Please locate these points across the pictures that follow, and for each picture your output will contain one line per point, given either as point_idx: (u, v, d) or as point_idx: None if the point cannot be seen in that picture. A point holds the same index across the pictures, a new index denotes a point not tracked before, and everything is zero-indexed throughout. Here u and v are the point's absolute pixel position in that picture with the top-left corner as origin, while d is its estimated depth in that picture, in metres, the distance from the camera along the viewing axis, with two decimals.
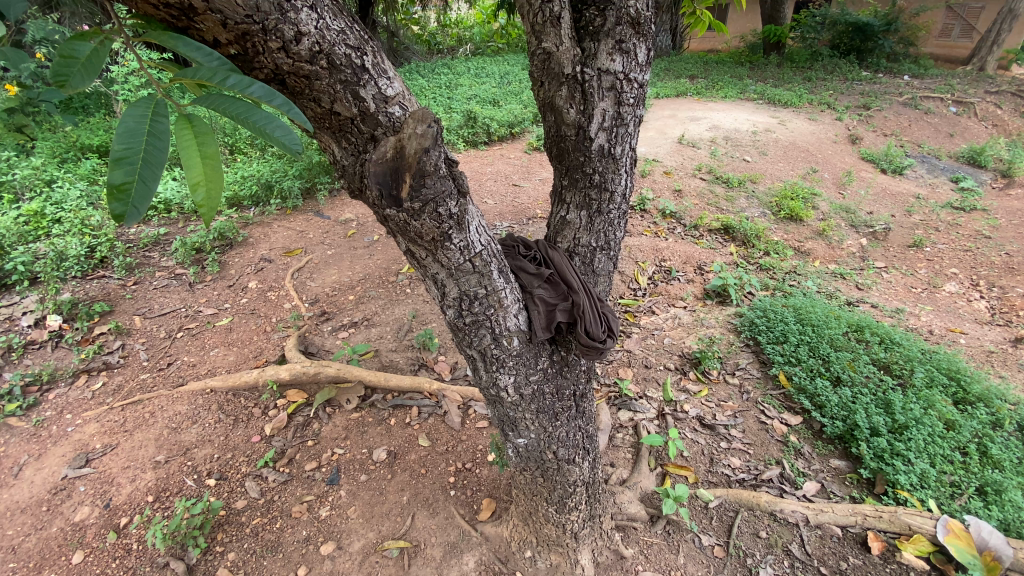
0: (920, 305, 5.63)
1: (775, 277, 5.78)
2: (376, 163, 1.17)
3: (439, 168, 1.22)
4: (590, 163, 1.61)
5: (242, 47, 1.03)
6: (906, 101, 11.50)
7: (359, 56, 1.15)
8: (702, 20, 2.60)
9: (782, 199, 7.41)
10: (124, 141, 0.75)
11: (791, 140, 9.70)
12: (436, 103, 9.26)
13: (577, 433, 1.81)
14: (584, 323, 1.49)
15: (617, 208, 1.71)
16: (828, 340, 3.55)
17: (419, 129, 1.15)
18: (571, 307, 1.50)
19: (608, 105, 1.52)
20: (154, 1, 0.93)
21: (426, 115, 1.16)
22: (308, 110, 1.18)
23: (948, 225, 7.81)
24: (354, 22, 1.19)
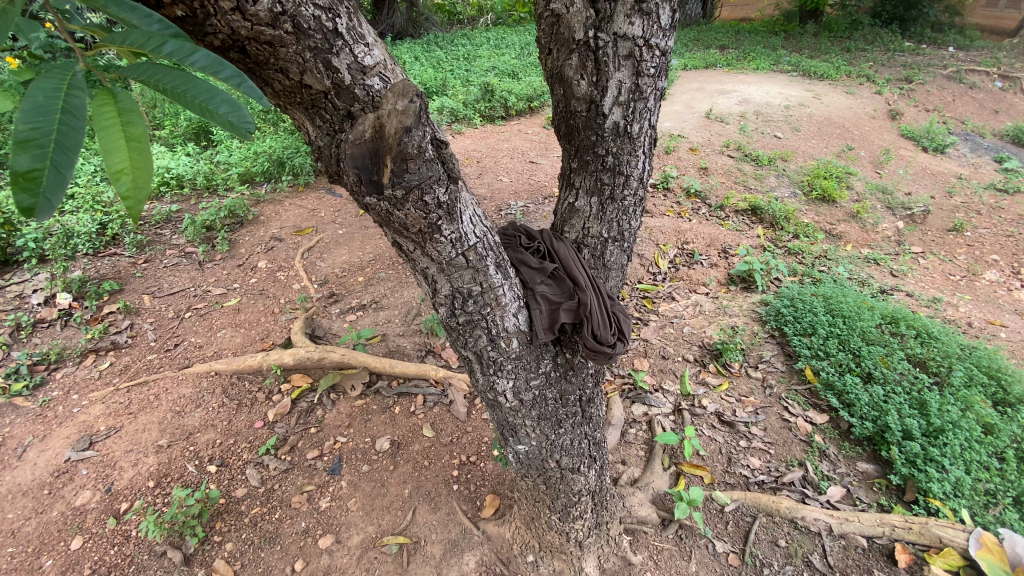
0: (958, 293, 5.29)
1: (803, 262, 5.50)
2: (352, 143, 1.02)
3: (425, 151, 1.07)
4: (603, 142, 1.43)
5: (190, 8, 0.88)
6: (951, 75, 10.79)
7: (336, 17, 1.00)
8: None
9: (815, 178, 7.04)
10: (32, 117, 0.57)
11: (825, 116, 9.19)
12: (454, 75, 8.99)
13: (583, 441, 1.68)
14: (592, 328, 1.34)
15: (632, 195, 1.53)
16: (859, 333, 3.35)
17: (399, 106, 1.00)
18: (579, 309, 1.35)
19: (624, 76, 1.33)
20: None
21: (408, 92, 1.01)
22: (277, 83, 1.04)
23: (992, 208, 7.33)
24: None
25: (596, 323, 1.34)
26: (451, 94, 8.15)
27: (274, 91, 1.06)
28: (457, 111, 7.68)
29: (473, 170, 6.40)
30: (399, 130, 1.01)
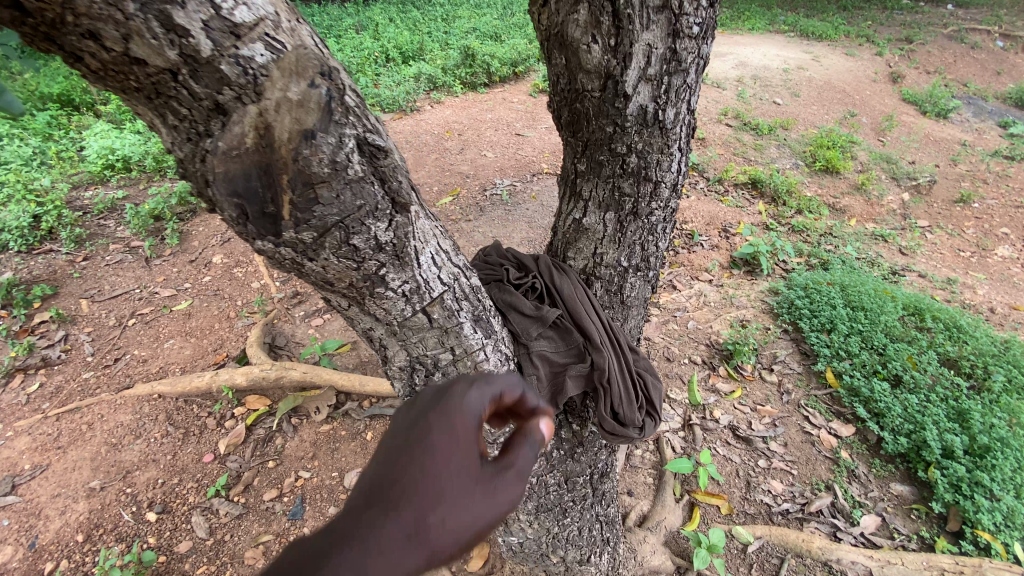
0: (970, 272, 5.01)
1: (809, 240, 5.15)
2: (226, 154, 0.64)
3: (347, 165, 0.70)
4: (623, 137, 1.03)
5: None
6: (952, 34, 10.33)
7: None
8: None
9: (817, 148, 6.63)
10: None
11: (825, 79, 8.72)
12: (431, 38, 8.30)
13: (593, 525, 1.40)
14: (614, 402, 1.08)
15: (660, 209, 1.15)
16: (882, 328, 3.04)
17: (292, 92, 0.63)
18: (598, 378, 1.07)
19: (656, 39, 0.91)
20: None
21: (309, 67, 0.64)
22: (89, 57, 0.59)
23: (998, 177, 7.03)
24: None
25: (619, 399, 1.08)
26: (428, 60, 7.50)
27: (90, 71, 0.61)
28: (435, 78, 7.07)
29: (454, 144, 5.87)
30: (300, 131, 0.64)
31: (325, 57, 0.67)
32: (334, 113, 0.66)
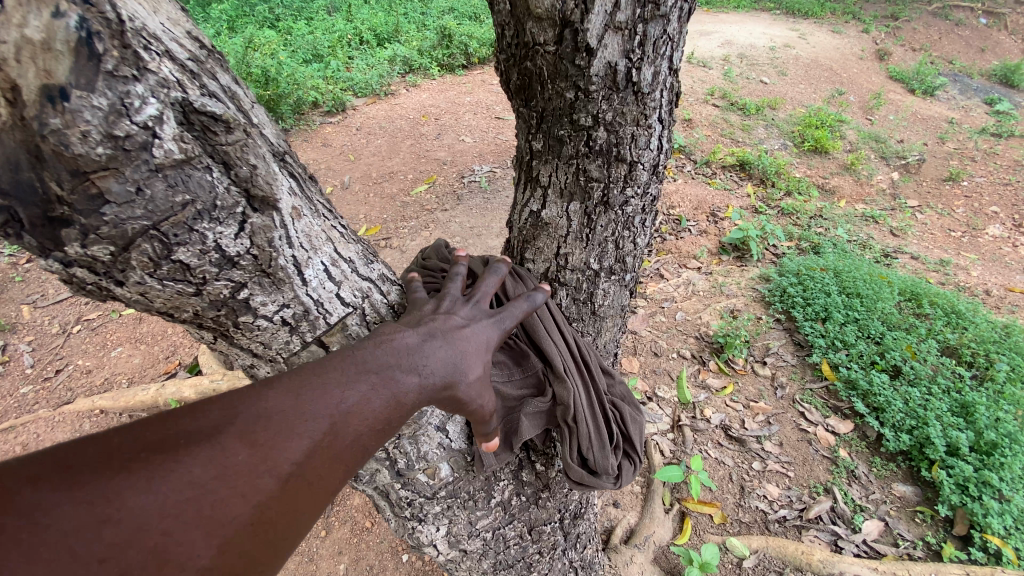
0: (962, 253, 4.89)
1: (799, 223, 4.99)
2: None
3: (151, 141, 0.59)
4: (588, 102, 1.00)
5: None
6: (938, 10, 10.18)
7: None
8: None
9: (806, 128, 6.45)
10: None
11: (813, 57, 8.52)
12: (407, 18, 7.94)
13: (540, 550, 1.53)
14: (581, 445, 1.11)
15: (633, 194, 1.18)
16: (879, 316, 2.89)
17: (31, 31, 0.48)
18: (568, 421, 1.09)
19: None
20: None
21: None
22: None
23: (986, 154, 6.92)
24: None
25: (589, 444, 1.11)
26: (403, 42, 7.17)
27: None
28: (411, 61, 6.76)
29: (430, 129, 5.59)
30: (45, 86, 0.50)
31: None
32: (105, 61, 0.54)
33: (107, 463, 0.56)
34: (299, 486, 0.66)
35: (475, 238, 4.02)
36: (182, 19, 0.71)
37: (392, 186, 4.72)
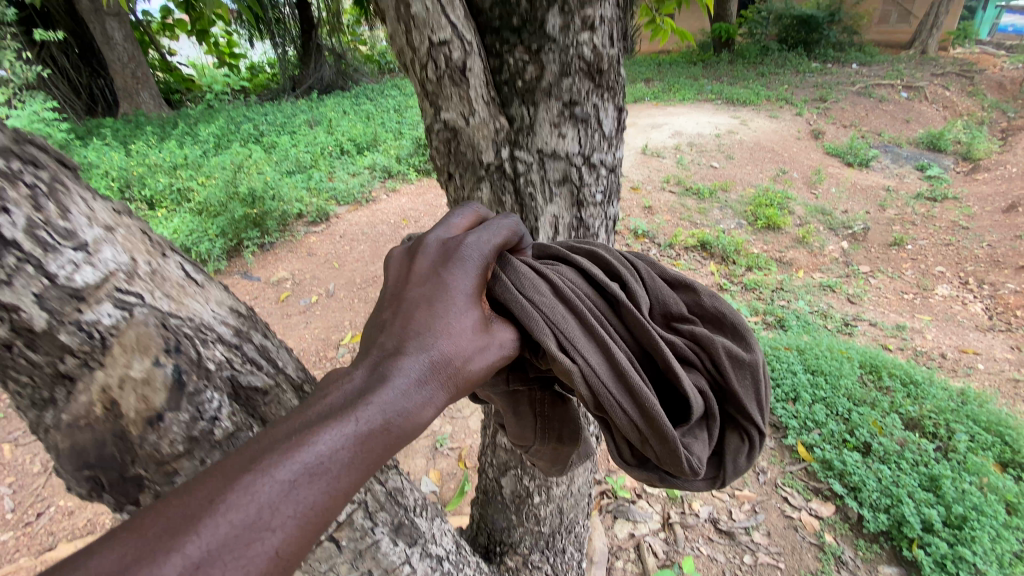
0: (916, 315, 5.20)
1: (762, 297, 5.25)
2: (74, 428, 0.80)
3: (212, 424, 0.91)
4: None
5: None
6: (860, 91, 11.40)
7: (25, 228, 0.73)
8: (663, 28, 2.32)
9: (757, 208, 6.95)
10: None
11: (755, 140, 9.38)
12: (384, 128, 8.61)
13: None
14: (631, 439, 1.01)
15: None
16: (844, 393, 3.05)
17: (137, 374, 0.81)
18: (601, 411, 1.00)
19: (559, 210, 1.47)
20: None
21: (151, 346, 0.82)
22: None
23: (925, 218, 7.46)
24: (28, 142, 0.79)
25: (637, 435, 0.99)
26: (382, 151, 7.75)
27: None
28: (390, 168, 7.24)
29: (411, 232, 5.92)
30: (146, 414, 0.82)
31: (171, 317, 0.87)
32: (188, 385, 0.87)
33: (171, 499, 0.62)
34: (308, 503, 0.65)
35: None
36: (226, 299, 1.01)
37: (375, 290, 4.91)
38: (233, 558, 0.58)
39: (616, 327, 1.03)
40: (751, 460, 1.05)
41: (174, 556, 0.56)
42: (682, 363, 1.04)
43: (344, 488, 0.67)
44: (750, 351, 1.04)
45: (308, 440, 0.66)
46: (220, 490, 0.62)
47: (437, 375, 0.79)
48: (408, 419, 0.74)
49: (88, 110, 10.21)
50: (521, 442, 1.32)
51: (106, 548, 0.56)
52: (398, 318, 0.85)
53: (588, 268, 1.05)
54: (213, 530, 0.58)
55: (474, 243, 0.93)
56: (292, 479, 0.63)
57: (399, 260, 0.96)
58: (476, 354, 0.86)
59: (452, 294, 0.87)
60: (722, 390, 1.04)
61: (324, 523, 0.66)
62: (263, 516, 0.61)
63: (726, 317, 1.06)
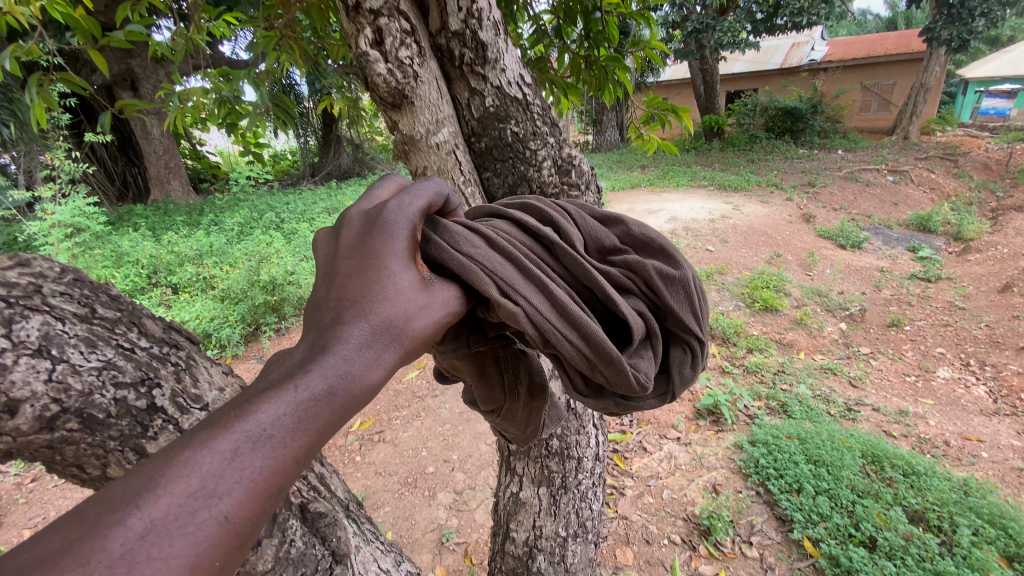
0: (919, 399, 5.19)
1: (766, 380, 5.06)
2: None
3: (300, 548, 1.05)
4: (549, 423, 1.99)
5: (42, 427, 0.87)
6: (847, 176, 11.96)
7: (171, 397, 1.02)
8: (651, 142, 2.67)
9: (754, 289, 6.94)
10: None
11: (749, 226, 9.63)
12: None
13: None
14: (582, 370, 0.98)
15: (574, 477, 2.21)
16: (847, 484, 3.10)
17: None
18: (549, 347, 0.96)
19: None
20: None
21: None
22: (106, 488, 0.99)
23: (920, 299, 7.44)
24: (175, 331, 1.13)
25: (587, 365, 0.96)
26: None
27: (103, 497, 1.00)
28: None
29: None
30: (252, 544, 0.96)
31: None
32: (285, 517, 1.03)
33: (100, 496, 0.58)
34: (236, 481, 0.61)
35: (465, 423, 4.24)
36: None
37: None
38: (183, 527, 0.57)
39: (556, 266, 1.00)
40: (695, 368, 1.06)
41: (120, 531, 0.55)
42: (620, 291, 1.01)
43: (293, 451, 0.65)
44: (679, 268, 1.03)
45: (247, 413, 0.65)
46: (161, 470, 0.60)
47: (382, 336, 0.76)
48: (356, 379, 0.71)
49: (119, 196, 11.02)
50: (492, 402, 1.37)
51: (49, 530, 0.55)
52: (331, 288, 0.81)
53: (520, 218, 1.02)
54: (162, 504, 0.58)
55: (397, 208, 0.88)
56: (235, 448, 0.62)
57: (326, 240, 0.92)
58: (421, 313, 0.83)
59: (384, 258, 0.83)
60: (658, 309, 1.03)
61: (280, 487, 0.64)
62: (208, 485, 0.60)
63: (652, 241, 1.04)
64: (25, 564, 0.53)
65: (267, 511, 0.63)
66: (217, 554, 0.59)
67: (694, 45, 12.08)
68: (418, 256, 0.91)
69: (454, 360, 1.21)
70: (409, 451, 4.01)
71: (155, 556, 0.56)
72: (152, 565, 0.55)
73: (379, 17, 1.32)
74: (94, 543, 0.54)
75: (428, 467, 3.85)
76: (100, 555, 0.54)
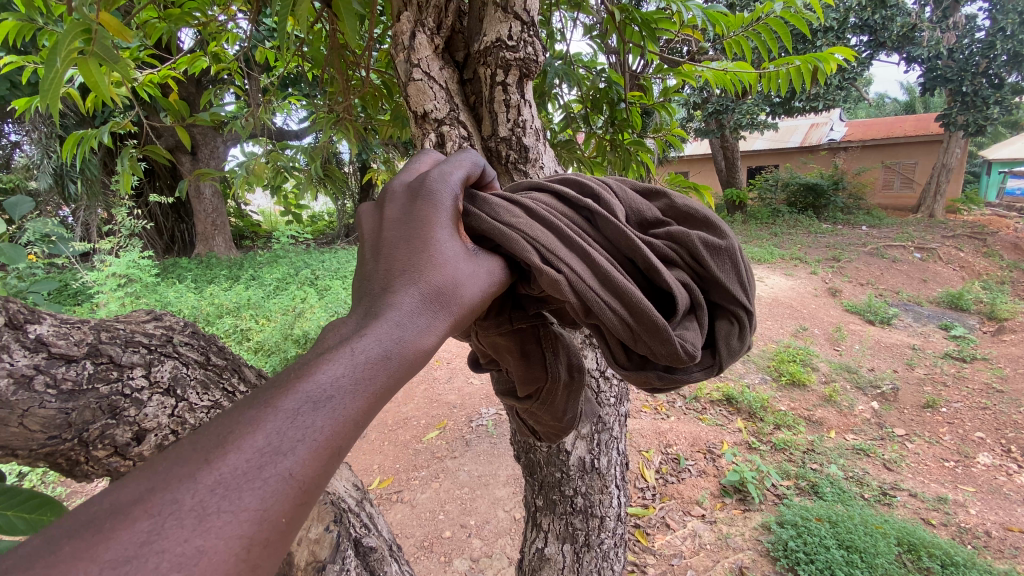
0: (958, 486, 4.92)
1: (794, 459, 4.85)
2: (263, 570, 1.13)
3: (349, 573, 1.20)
4: (574, 479, 2.11)
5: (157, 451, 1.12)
6: (873, 251, 11.84)
7: None
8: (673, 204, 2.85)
9: (780, 363, 6.66)
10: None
11: (773, 297, 9.46)
12: None
13: None
14: (623, 341, 0.96)
15: (601, 534, 2.27)
16: (883, 572, 3.12)
17: (313, 534, 1.15)
18: (591, 317, 0.95)
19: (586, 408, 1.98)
20: (47, 435, 0.97)
21: (323, 513, 1.19)
22: None
23: (956, 379, 7.18)
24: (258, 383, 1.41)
25: (629, 336, 0.94)
26: None
27: None
28: None
29: (443, 373, 6.21)
30: (314, 565, 1.13)
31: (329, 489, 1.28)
32: (339, 542, 1.19)
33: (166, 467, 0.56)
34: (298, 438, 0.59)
35: (483, 487, 4.20)
36: (351, 477, 1.44)
37: (405, 433, 5.08)
38: (250, 483, 0.56)
39: (595, 235, 0.98)
40: (744, 342, 1.02)
41: (190, 484, 0.54)
42: (663, 262, 0.99)
43: (351, 412, 0.63)
44: (725, 238, 1.00)
45: (307, 374, 0.64)
46: (223, 429, 0.59)
47: (433, 303, 0.76)
48: (408, 345, 0.71)
49: (166, 249, 11.74)
50: (533, 385, 1.32)
51: (116, 486, 0.54)
52: (379, 256, 0.81)
53: (559, 189, 1.02)
54: (228, 460, 0.56)
55: (438, 177, 0.88)
56: (297, 407, 0.61)
57: (367, 211, 0.92)
58: (470, 281, 0.83)
59: (430, 225, 0.83)
60: (704, 280, 1.00)
61: (340, 450, 0.62)
62: (272, 442, 0.58)
63: (696, 212, 1.01)
64: (92, 516, 0.52)
65: (330, 474, 0.61)
66: (282, 510, 0.57)
67: (714, 124, 12.69)
68: (461, 228, 0.92)
69: (495, 338, 1.20)
70: (426, 514, 3.98)
71: (224, 510, 0.54)
72: (221, 518, 0.53)
73: (442, 125, 1.63)
74: (166, 494, 0.54)
75: (445, 532, 3.80)
76: (172, 507, 0.53)
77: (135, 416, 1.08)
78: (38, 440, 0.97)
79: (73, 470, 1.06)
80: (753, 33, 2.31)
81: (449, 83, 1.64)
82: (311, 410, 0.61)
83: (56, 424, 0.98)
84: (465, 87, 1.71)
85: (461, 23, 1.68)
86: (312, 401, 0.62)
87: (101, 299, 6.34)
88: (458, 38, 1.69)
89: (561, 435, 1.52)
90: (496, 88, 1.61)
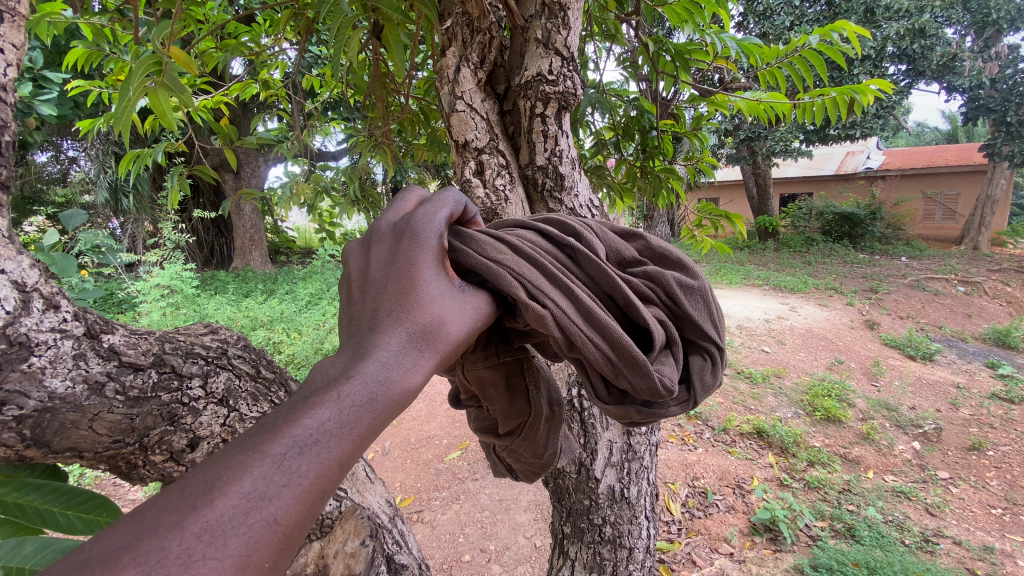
0: (1006, 535, 4.61)
1: (829, 500, 4.63)
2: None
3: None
4: (602, 506, 2.07)
5: (202, 453, 1.17)
6: (913, 284, 11.40)
7: None
8: (703, 243, 2.88)
9: (814, 397, 6.38)
10: (40, 543, 0.76)
11: (808, 328, 9.13)
12: None
13: None
14: (605, 375, 0.97)
15: (630, 564, 2.21)
16: None
17: (348, 546, 1.16)
18: (573, 351, 0.97)
19: (611, 435, 1.97)
20: (108, 436, 1.02)
21: (355, 525, 1.21)
22: None
23: (1005, 420, 6.74)
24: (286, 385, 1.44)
25: (610, 370, 0.95)
26: None
27: None
28: None
29: None
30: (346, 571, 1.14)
31: (356, 504, 1.30)
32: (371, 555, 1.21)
33: (152, 519, 0.57)
34: (282, 482, 0.61)
35: (504, 512, 4.15)
36: (383, 495, 1.45)
37: (427, 452, 5.07)
38: (235, 528, 0.58)
39: (578, 271, 1.00)
40: (718, 377, 1.04)
41: (176, 531, 0.56)
42: (641, 299, 1.01)
43: (337, 455, 0.65)
44: (696, 277, 1.04)
45: (294, 419, 0.66)
46: (209, 475, 0.60)
47: (419, 342, 0.78)
48: (394, 385, 0.73)
49: (205, 262, 12.24)
50: (516, 420, 1.33)
51: (108, 533, 0.56)
52: (366, 296, 0.83)
53: (543, 227, 1.04)
54: (216, 507, 0.58)
55: (424, 217, 0.90)
56: (284, 452, 0.63)
57: (355, 251, 0.94)
58: (456, 319, 0.86)
59: (416, 264, 0.85)
60: (679, 317, 1.03)
61: (325, 491, 0.64)
62: (259, 488, 0.60)
63: (670, 254, 1.05)
64: (87, 561, 0.53)
65: (315, 516, 0.63)
66: (266, 555, 0.58)
67: (746, 151, 12.61)
68: (448, 266, 0.94)
69: (482, 369, 1.20)
70: (446, 536, 3.95)
71: (209, 556, 0.56)
72: (206, 565, 0.55)
73: (481, 154, 1.69)
74: (154, 542, 0.56)
75: (464, 556, 3.76)
76: (159, 555, 0.55)
77: (191, 424, 1.15)
78: (102, 441, 1.02)
79: (116, 467, 1.10)
80: (787, 64, 2.30)
81: (490, 113, 1.71)
82: (292, 452, 0.63)
83: (121, 429, 1.04)
84: (504, 118, 1.77)
85: (502, 58, 1.75)
86: (294, 442, 0.64)
87: (150, 307, 6.70)
88: (499, 72, 1.76)
89: (540, 472, 1.52)
90: (535, 120, 1.67)
